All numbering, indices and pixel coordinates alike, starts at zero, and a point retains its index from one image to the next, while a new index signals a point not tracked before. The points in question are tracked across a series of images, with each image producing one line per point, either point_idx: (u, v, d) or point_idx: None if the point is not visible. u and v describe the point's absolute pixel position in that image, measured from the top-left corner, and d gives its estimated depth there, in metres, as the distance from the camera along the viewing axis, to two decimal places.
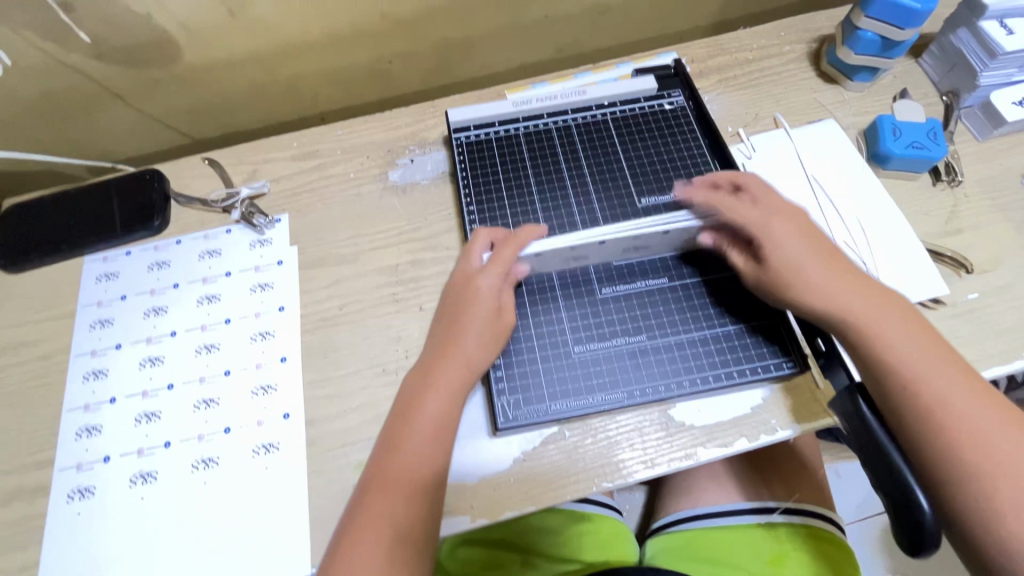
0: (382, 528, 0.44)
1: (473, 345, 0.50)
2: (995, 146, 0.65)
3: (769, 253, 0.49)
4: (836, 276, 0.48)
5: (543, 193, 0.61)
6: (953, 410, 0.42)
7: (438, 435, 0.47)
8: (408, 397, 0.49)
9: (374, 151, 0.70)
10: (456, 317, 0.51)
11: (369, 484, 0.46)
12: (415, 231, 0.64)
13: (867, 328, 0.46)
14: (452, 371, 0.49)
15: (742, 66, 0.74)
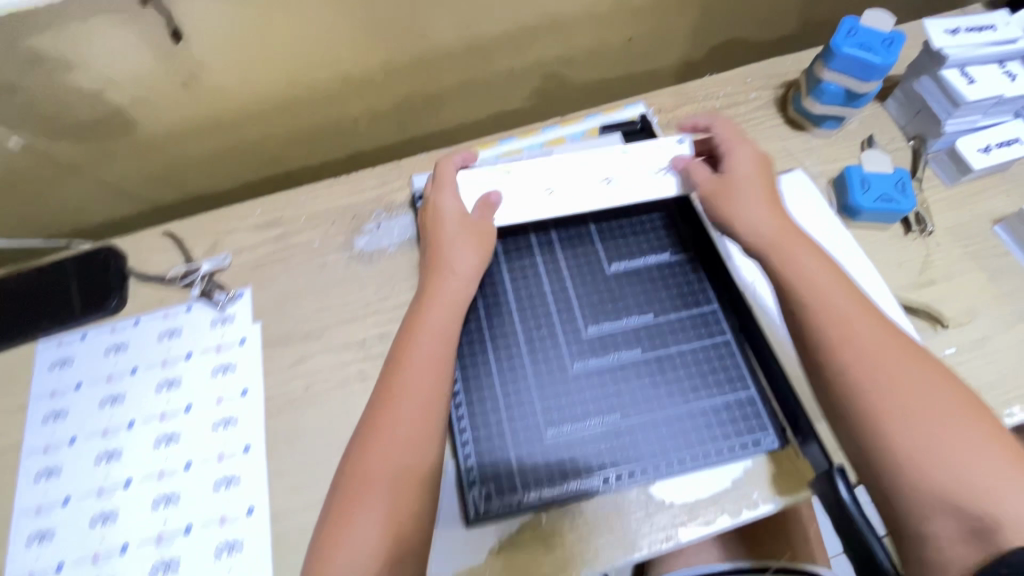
0: (393, 456, 0.46)
1: (461, 260, 0.54)
2: (963, 192, 0.65)
3: (728, 172, 0.56)
4: (774, 210, 0.54)
5: (510, 258, 0.59)
6: (853, 330, 0.47)
7: (437, 354, 0.50)
8: (402, 338, 0.51)
9: (340, 217, 0.68)
10: (441, 256, 0.55)
11: (370, 423, 0.48)
12: (382, 302, 0.62)
13: (784, 257, 0.51)
14: (446, 286, 0.53)
15: (709, 114, 0.73)
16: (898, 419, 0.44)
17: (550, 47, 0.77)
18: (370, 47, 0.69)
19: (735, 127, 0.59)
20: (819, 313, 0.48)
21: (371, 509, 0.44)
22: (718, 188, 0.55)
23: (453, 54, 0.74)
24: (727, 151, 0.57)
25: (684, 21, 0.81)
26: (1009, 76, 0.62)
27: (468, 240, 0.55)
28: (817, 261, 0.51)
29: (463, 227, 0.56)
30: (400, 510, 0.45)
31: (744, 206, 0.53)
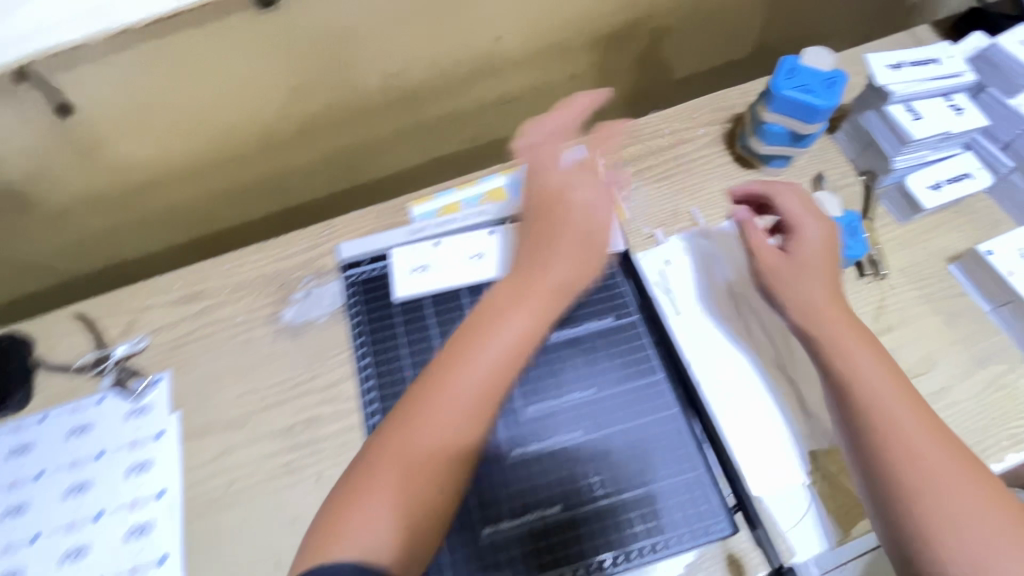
0: (441, 435, 0.44)
1: (557, 267, 0.50)
2: (917, 229, 0.62)
3: (795, 254, 0.51)
4: (832, 295, 0.50)
5: (446, 331, 0.54)
6: (904, 431, 0.43)
7: (512, 355, 0.47)
8: (487, 312, 0.48)
9: (267, 286, 0.64)
10: (544, 235, 0.51)
11: (426, 388, 0.45)
12: (311, 381, 0.57)
13: (830, 343, 0.48)
14: (541, 287, 0.49)
15: (656, 154, 0.70)
16: (953, 537, 0.39)
17: (488, 89, 0.74)
18: (292, 102, 0.65)
19: (803, 200, 0.53)
20: (863, 402, 0.45)
21: (398, 477, 0.42)
22: (780, 272, 0.51)
23: (385, 103, 0.70)
24: (794, 230, 0.52)
25: (626, 55, 0.78)
26: (956, 110, 0.59)
27: (579, 242, 0.51)
28: (869, 354, 0.47)
29: (568, 229, 0.51)
30: (416, 496, 0.42)
31: (803, 292, 0.50)
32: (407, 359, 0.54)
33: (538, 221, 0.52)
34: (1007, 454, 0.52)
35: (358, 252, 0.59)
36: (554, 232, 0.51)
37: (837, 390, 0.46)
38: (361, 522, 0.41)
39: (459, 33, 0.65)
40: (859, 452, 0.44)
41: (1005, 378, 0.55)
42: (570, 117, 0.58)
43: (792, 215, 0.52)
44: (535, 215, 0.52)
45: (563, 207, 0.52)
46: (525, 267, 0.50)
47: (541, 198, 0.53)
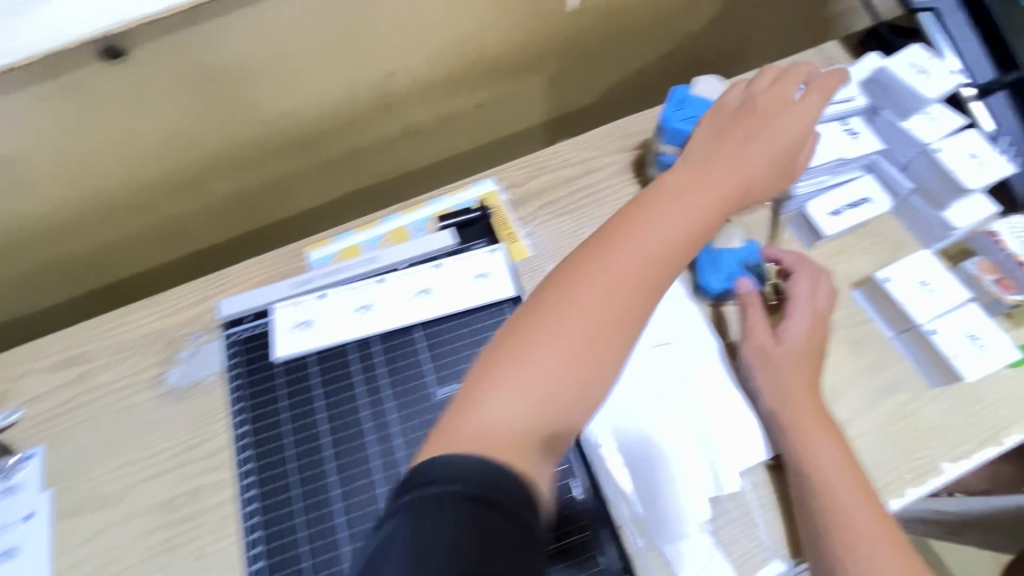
0: (578, 333, 0.39)
1: (762, 165, 0.48)
2: (824, 254, 0.61)
3: (786, 338, 0.53)
4: (811, 388, 0.51)
5: (329, 391, 0.51)
6: (849, 524, 0.46)
7: (652, 254, 0.42)
8: (660, 191, 0.45)
9: (152, 345, 0.60)
10: (755, 130, 0.49)
11: (551, 289, 0.41)
12: (196, 449, 0.54)
13: (795, 436, 0.50)
14: (725, 179, 0.46)
15: (562, 185, 0.68)
16: None
17: (390, 123, 0.72)
18: (173, 149, 0.61)
19: (815, 289, 0.55)
20: (822, 495, 0.47)
21: (532, 377, 0.37)
22: (772, 351, 0.53)
23: (279, 143, 0.67)
24: (790, 312, 0.54)
25: (534, 82, 0.77)
26: (851, 134, 0.59)
27: (783, 146, 0.49)
28: (831, 443, 0.49)
29: (765, 134, 0.49)
30: (544, 393, 0.37)
31: (783, 377, 0.52)
32: (285, 425, 0.50)
33: (745, 112, 0.51)
34: (908, 489, 0.51)
35: (241, 308, 0.56)
36: (756, 128, 0.49)
37: (799, 480, 0.49)
38: (477, 435, 0.35)
39: (346, 69, 0.62)
40: (811, 541, 0.47)
41: (908, 408, 0.54)
42: (768, 71, 0.54)
43: (798, 299, 0.54)
44: (751, 105, 0.51)
45: (765, 105, 0.50)
46: (699, 155, 0.48)
47: (767, 98, 0.51)
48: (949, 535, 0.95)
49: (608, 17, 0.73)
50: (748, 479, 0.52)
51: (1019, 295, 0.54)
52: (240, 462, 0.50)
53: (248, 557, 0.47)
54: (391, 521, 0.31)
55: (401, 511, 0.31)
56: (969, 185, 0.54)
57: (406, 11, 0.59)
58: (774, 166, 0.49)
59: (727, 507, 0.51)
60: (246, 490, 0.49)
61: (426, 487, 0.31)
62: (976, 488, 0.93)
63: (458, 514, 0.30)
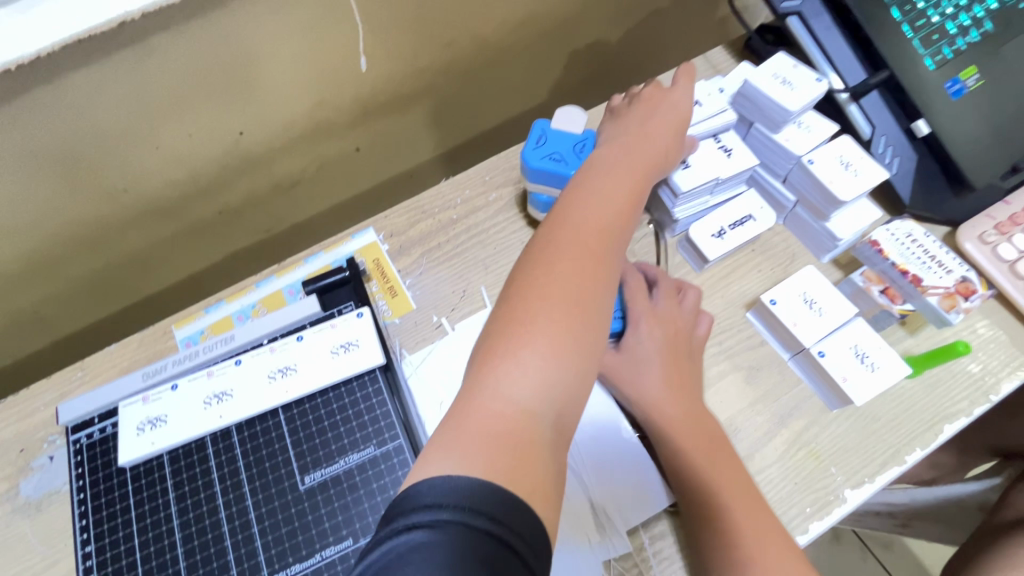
0: (565, 299, 0.40)
1: (667, 140, 0.51)
2: (714, 276, 0.58)
3: (628, 348, 0.51)
4: (672, 388, 0.49)
5: (183, 495, 0.47)
6: (731, 523, 0.44)
7: (612, 222, 0.45)
8: (601, 170, 0.48)
9: (3, 455, 0.55)
10: (648, 118, 0.53)
11: (528, 269, 0.42)
12: (49, 570, 0.50)
13: (693, 470, 0.46)
14: (647, 153, 0.50)
15: (446, 229, 0.65)
16: None
17: (260, 179, 0.67)
18: (8, 239, 0.56)
19: (653, 306, 0.52)
20: (725, 535, 0.44)
21: (535, 348, 0.38)
22: (621, 363, 0.51)
23: (137, 215, 0.63)
24: (632, 317, 0.52)
25: (415, 117, 0.74)
26: (724, 151, 0.56)
27: (679, 126, 0.52)
28: (704, 444, 0.48)
29: (672, 116, 0.53)
30: (568, 350, 0.39)
31: (637, 387, 0.50)
32: (135, 540, 0.46)
33: (636, 108, 0.54)
34: (811, 524, 0.48)
35: (84, 411, 0.51)
36: (649, 115, 0.53)
37: (698, 520, 0.46)
38: (477, 430, 0.36)
39: (194, 133, 0.58)
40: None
41: (806, 436, 0.52)
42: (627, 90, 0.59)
43: (637, 316, 0.51)
44: (637, 102, 0.55)
45: (657, 96, 0.54)
46: (613, 144, 0.51)
47: (650, 95, 0.55)
48: (898, 527, 0.94)
49: (483, 46, 0.70)
50: (645, 534, 0.49)
51: (908, 304, 0.53)
52: None
53: None
54: (384, 557, 0.30)
55: (392, 546, 0.30)
56: (843, 197, 0.52)
57: (250, 72, 0.55)
58: (678, 140, 0.52)
59: (624, 569, 0.47)
60: None
61: (416, 513, 0.31)
62: (919, 478, 0.92)
63: (452, 541, 0.30)
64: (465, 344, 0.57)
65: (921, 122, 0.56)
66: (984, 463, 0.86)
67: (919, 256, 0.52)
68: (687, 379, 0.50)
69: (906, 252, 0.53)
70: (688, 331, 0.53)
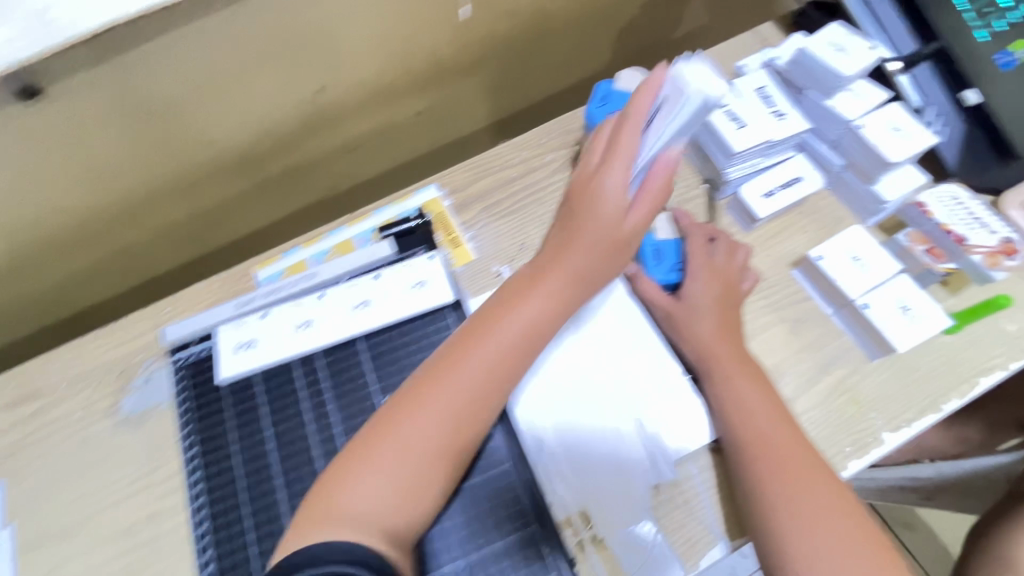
0: (426, 420, 0.45)
1: (590, 259, 0.51)
2: (761, 236, 0.62)
3: (684, 296, 0.56)
4: (723, 332, 0.53)
5: (274, 411, 0.53)
6: (766, 435, 0.48)
7: (502, 351, 0.48)
8: (508, 291, 0.51)
9: (105, 375, 0.61)
10: (584, 217, 0.51)
11: (422, 378, 0.47)
12: (152, 474, 0.55)
13: (740, 401, 0.50)
14: (559, 279, 0.51)
15: (504, 187, 0.69)
16: (795, 522, 0.45)
17: (331, 137, 0.72)
18: (112, 180, 0.61)
19: (711, 258, 0.57)
20: (762, 452, 0.48)
21: (386, 455, 0.44)
22: (668, 320, 0.56)
23: (221, 166, 0.68)
24: (688, 272, 0.57)
25: (473, 85, 0.78)
26: (778, 115, 0.59)
27: (605, 238, 0.51)
28: (750, 378, 0.51)
29: (607, 218, 0.50)
30: (413, 460, 0.44)
31: (686, 339, 0.54)
32: (233, 447, 0.52)
33: (574, 197, 0.52)
34: (851, 461, 0.52)
35: (184, 333, 0.56)
36: (580, 219, 0.51)
37: (738, 444, 0.49)
38: (333, 512, 0.42)
39: (278, 90, 0.62)
40: (749, 514, 0.47)
41: (848, 382, 0.55)
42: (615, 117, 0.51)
43: (695, 268, 0.56)
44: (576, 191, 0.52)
45: (598, 188, 0.50)
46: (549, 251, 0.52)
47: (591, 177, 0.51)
48: (923, 500, 0.96)
49: (542, 17, 0.74)
50: (693, 465, 0.52)
51: (952, 264, 0.55)
52: (191, 485, 0.51)
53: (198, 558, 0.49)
54: None
55: None
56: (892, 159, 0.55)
57: (335, 30, 0.59)
58: (605, 255, 0.51)
59: (669, 495, 0.51)
60: (199, 512, 0.51)
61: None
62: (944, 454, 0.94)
63: None
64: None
65: (971, 92, 0.58)
66: (1011, 439, 0.89)
67: (964, 218, 0.55)
68: (737, 326, 0.54)
69: (953, 213, 0.56)
70: (737, 286, 0.56)
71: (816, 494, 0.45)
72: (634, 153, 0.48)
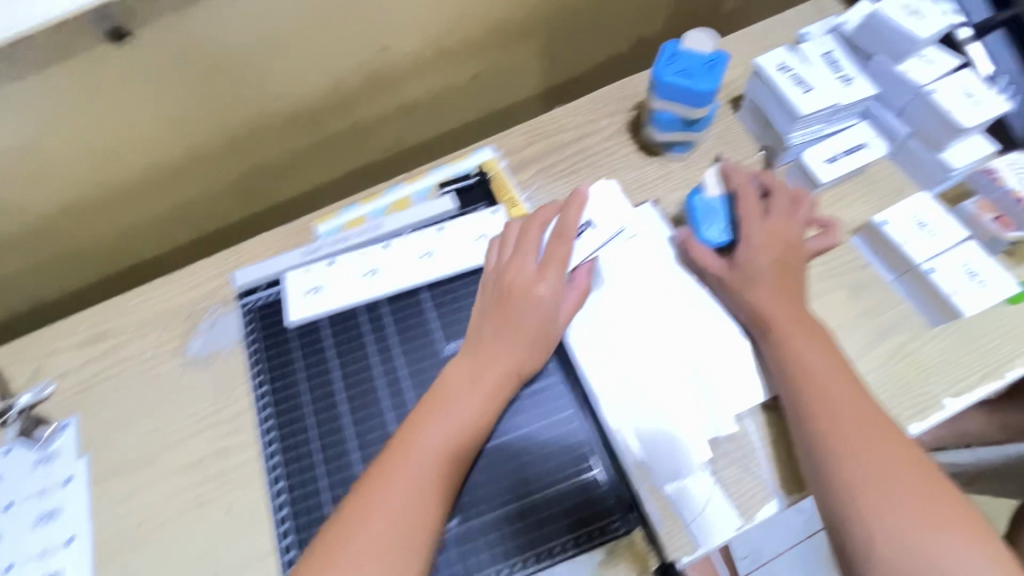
0: (393, 510, 0.44)
1: (521, 352, 0.51)
2: (820, 203, 0.62)
3: (739, 261, 0.55)
4: (784, 291, 0.53)
5: (341, 355, 0.54)
6: (825, 387, 0.49)
7: (455, 435, 0.47)
8: (452, 383, 0.50)
9: (173, 319, 0.63)
10: (511, 310, 0.52)
11: (374, 474, 0.46)
12: (221, 411, 0.57)
13: (799, 358, 0.50)
14: (500, 371, 0.50)
15: (560, 150, 0.69)
16: (861, 466, 0.45)
17: (389, 100, 0.73)
18: (180, 132, 0.63)
19: (767, 213, 0.56)
20: (824, 404, 0.48)
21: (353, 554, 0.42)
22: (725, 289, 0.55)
23: (283, 124, 0.69)
24: (743, 233, 0.56)
25: (529, 51, 0.78)
26: (845, 81, 0.59)
27: (541, 327, 0.52)
28: (809, 335, 0.52)
29: (539, 313, 0.52)
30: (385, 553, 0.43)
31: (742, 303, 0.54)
32: (302, 386, 0.54)
33: (502, 290, 0.53)
34: (910, 423, 0.52)
35: (254, 278, 0.59)
36: (517, 309, 0.52)
37: (800, 397, 0.49)
38: None
39: (344, 46, 0.63)
40: (812, 470, 0.47)
41: (908, 347, 0.55)
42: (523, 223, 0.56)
43: (753, 225, 0.56)
44: (502, 283, 0.53)
45: (525, 287, 0.52)
46: (474, 340, 0.52)
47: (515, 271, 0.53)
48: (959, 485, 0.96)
49: None
50: (750, 421, 0.53)
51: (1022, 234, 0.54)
52: (263, 420, 0.54)
53: (271, 488, 0.52)
54: None
55: None
56: (965, 125, 0.54)
57: None
58: (540, 343, 0.52)
59: (728, 448, 0.52)
60: (270, 446, 0.53)
61: None
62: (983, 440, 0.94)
63: None
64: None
65: None
66: None
67: None
68: (796, 285, 0.54)
69: None
70: (800, 245, 0.56)
71: (878, 442, 0.46)
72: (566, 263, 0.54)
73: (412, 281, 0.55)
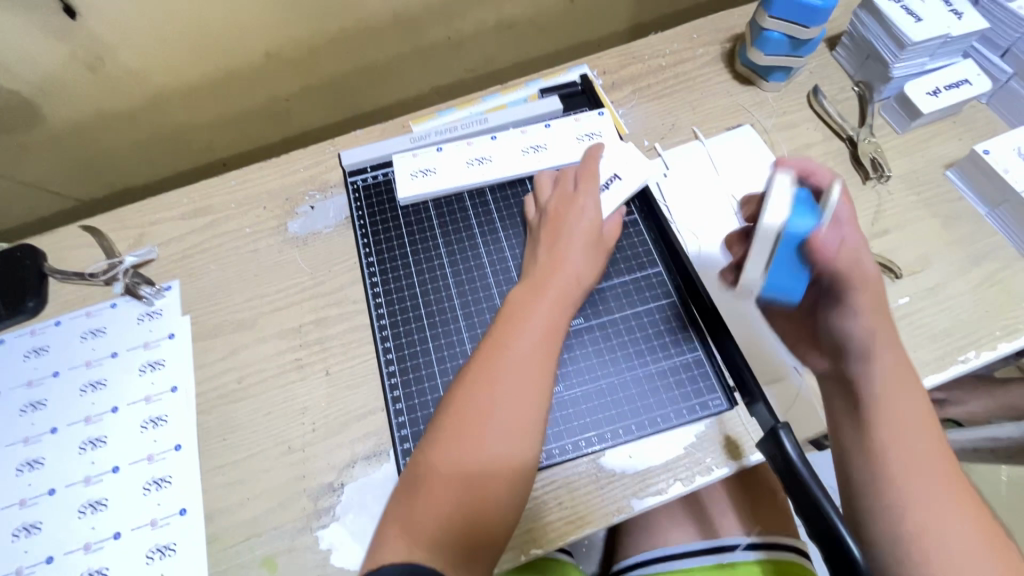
0: (457, 460, 0.43)
1: (580, 263, 0.52)
2: (916, 138, 0.63)
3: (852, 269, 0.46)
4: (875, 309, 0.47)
5: (447, 231, 0.59)
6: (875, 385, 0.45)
7: (512, 378, 0.46)
8: (512, 307, 0.50)
9: (271, 200, 0.64)
10: (553, 243, 0.53)
11: (436, 432, 0.45)
12: (318, 285, 0.59)
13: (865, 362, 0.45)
14: (563, 285, 0.50)
15: (656, 73, 0.70)
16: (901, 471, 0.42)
17: (488, 13, 0.74)
18: (295, 22, 0.64)
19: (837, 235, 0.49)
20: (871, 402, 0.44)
21: (421, 513, 0.42)
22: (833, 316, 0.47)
23: (387, 25, 0.70)
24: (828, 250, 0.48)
25: None
26: (956, 14, 0.59)
27: (595, 242, 0.53)
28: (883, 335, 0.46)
29: (586, 236, 0.53)
30: (455, 502, 0.42)
31: (840, 323, 0.46)
32: (409, 258, 0.58)
33: (544, 228, 0.54)
34: (1000, 343, 0.53)
35: (361, 160, 0.63)
36: (563, 236, 0.53)
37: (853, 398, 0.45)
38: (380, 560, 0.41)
39: None
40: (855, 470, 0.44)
41: (999, 275, 0.56)
42: (547, 183, 0.57)
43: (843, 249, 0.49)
44: (543, 227, 0.54)
45: (567, 222, 0.53)
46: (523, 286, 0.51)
47: (556, 208, 0.55)
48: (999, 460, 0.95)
49: None
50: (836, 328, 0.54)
51: None
52: (370, 283, 0.58)
53: (377, 344, 0.55)
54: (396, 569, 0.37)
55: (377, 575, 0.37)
56: None
57: None
58: (593, 264, 0.52)
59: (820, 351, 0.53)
60: (376, 307, 0.56)
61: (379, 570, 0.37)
62: None
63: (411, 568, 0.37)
64: (671, 163, 0.63)
65: None
66: None
67: None
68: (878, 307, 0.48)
69: None
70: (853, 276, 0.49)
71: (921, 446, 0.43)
72: (598, 178, 0.56)
73: (518, 169, 0.59)
